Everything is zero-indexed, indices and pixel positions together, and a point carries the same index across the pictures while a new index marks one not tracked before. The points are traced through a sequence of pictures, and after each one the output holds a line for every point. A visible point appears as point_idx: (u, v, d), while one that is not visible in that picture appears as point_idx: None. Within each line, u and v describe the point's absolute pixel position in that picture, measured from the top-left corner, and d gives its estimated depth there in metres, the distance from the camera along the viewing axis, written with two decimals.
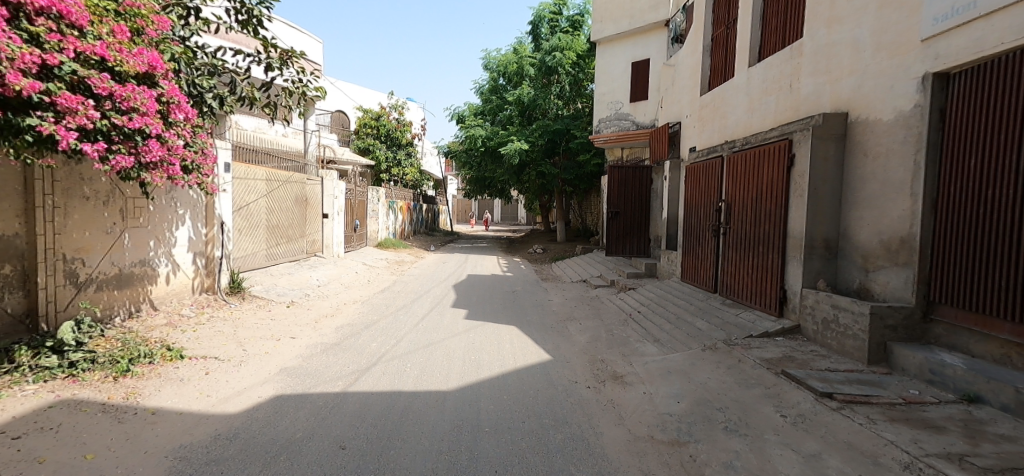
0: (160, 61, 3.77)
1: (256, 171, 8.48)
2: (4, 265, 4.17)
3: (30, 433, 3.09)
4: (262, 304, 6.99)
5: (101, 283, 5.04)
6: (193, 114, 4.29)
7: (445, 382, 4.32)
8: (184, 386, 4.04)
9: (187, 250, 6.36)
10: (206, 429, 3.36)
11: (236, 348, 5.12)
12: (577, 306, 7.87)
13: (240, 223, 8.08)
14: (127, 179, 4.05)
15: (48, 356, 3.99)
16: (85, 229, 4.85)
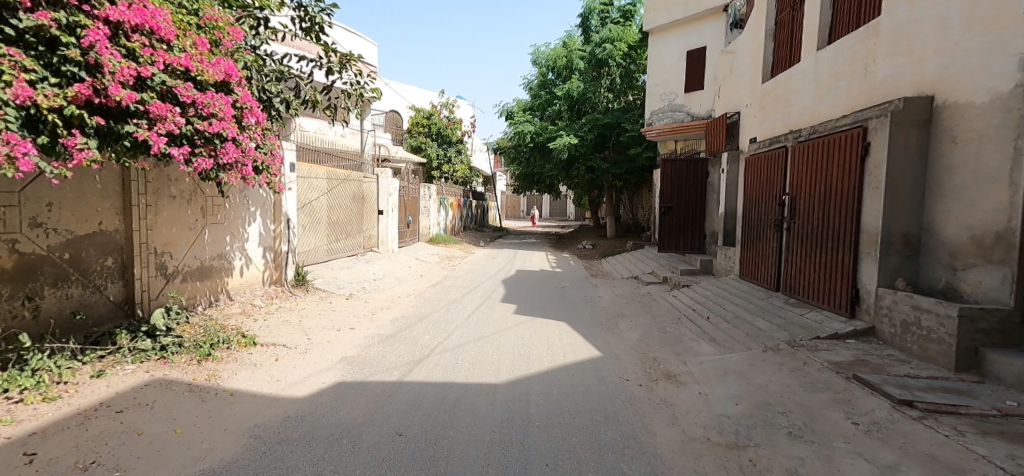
0: (234, 69, 4.06)
1: (317, 171, 8.93)
2: (108, 257, 4.65)
3: (130, 408, 3.45)
4: (324, 296, 7.39)
5: (186, 275, 5.52)
6: (262, 117, 4.59)
7: (496, 376, 4.40)
8: (257, 370, 4.35)
9: (257, 245, 6.81)
10: (277, 411, 3.60)
11: (302, 336, 5.46)
12: (628, 303, 7.73)
13: (304, 219, 8.55)
14: (207, 180, 4.39)
15: (143, 339, 4.42)
16: (171, 225, 5.31)
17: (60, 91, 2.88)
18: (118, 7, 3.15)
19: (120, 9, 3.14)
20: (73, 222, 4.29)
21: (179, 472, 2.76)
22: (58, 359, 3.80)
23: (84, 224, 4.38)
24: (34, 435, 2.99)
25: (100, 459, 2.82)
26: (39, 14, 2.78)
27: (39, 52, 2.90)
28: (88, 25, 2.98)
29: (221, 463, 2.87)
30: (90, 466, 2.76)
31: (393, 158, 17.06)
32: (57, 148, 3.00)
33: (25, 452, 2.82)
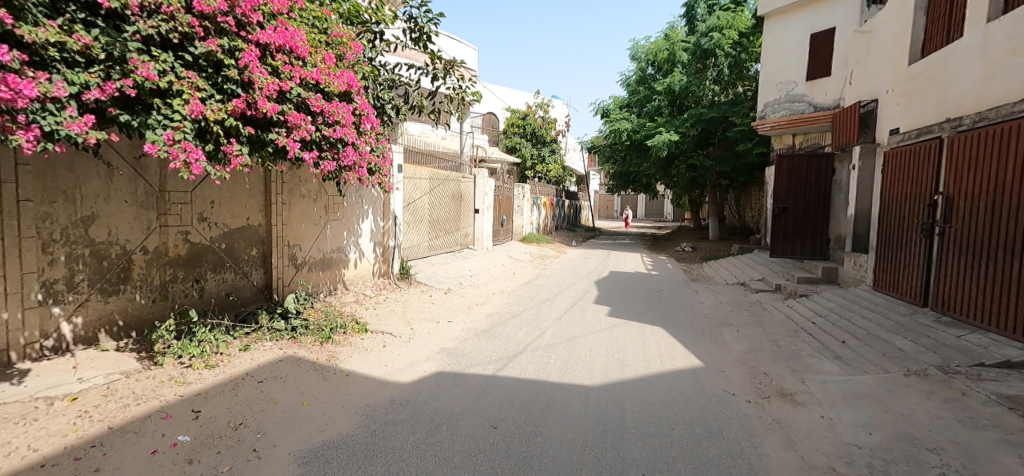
0: (355, 80, 4.46)
1: (421, 171, 9.49)
2: (253, 248, 5.38)
3: (267, 379, 3.96)
4: (425, 290, 7.85)
5: (311, 265, 6.20)
6: (377, 123, 4.99)
7: (589, 378, 4.36)
8: (368, 355, 4.75)
9: (369, 240, 7.42)
10: (384, 393, 3.91)
11: (406, 326, 5.86)
12: (734, 311, 7.21)
13: (408, 217, 9.15)
14: (330, 181, 4.87)
15: (278, 320, 5.03)
16: (301, 221, 5.98)
17: (222, 106, 3.37)
18: (266, 31, 3.60)
19: (267, 32, 3.58)
20: (227, 217, 5.00)
21: (304, 440, 3.11)
22: (217, 333, 4.45)
23: (237, 219, 5.11)
24: (198, 395, 3.55)
25: (246, 422, 3.28)
26: (209, 41, 3.27)
27: (207, 73, 3.40)
28: (243, 48, 3.45)
29: (339, 436, 3.20)
30: (238, 426, 3.22)
31: (489, 159, 17.58)
32: (218, 154, 3.51)
33: (192, 409, 3.36)
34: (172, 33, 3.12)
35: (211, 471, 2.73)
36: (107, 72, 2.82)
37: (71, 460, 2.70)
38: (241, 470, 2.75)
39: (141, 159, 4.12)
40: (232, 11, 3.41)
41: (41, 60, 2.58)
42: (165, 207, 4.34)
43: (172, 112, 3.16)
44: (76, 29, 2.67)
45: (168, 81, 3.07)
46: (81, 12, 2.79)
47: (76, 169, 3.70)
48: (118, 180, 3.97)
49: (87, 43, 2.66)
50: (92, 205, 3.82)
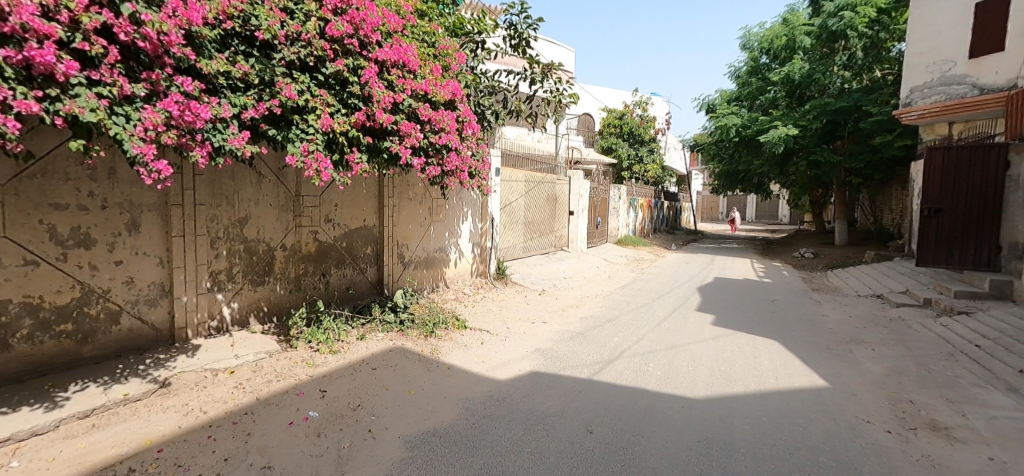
0: (458, 89, 4.70)
1: (517, 174, 9.70)
2: (368, 247, 5.91)
3: (380, 367, 4.33)
4: (520, 290, 8.02)
5: (416, 264, 6.65)
6: (477, 128, 5.21)
7: (692, 389, 4.16)
8: (468, 351, 4.99)
9: (468, 241, 7.76)
10: (483, 388, 4.09)
11: (502, 325, 6.05)
12: (866, 326, 6.40)
13: (505, 219, 9.41)
14: (436, 185, 5.17)
15: (388, 313, 5.47)
16: (408, 222, 6.44)
17: (347, 119, 3.75)
18: (383, 48, 3.93)
19: (384, 50, 3.92)
20: (348, 219, 5.55)
21: (411, 426, 3.36)
22: (339, 322, 4.97)
23: (355, 220, 5.66)
24: (324, 377, 4.00)
25: (362, 404, 3.62)
26: (337, 62, 3.65)
27: (335, 90, 3.79)
28: (364, 66, 3.80)
29: (442, 425, 3.40)
30: (356, 407, 3.57)
31: (584, 160, 17.30)
32: (342, 162, 3.92)
33: (319, 389, 3.79)
34: (309, 57, 3.54)
35: (335, 445, 3.06)
36: (259, 94, 3.29)
37: (229, 424, 3.20)
38: (360, 448, 3.05)
39: (282, 169, 4.74)
40: (356, 33, 3.77)
41: (213, 88, 3.07)
42: (299, 210, 4.94)
43: (308, 126, 3.58)
44: (238, 59, 3.13)
45: (305, 100, 3.49)
46: (241, 44, 3.27)
47: (236, 178, 4.34)
48: (265, 187, 4.61)
49: (246, 71, 3.13)
50: (246, 208, 4.46)
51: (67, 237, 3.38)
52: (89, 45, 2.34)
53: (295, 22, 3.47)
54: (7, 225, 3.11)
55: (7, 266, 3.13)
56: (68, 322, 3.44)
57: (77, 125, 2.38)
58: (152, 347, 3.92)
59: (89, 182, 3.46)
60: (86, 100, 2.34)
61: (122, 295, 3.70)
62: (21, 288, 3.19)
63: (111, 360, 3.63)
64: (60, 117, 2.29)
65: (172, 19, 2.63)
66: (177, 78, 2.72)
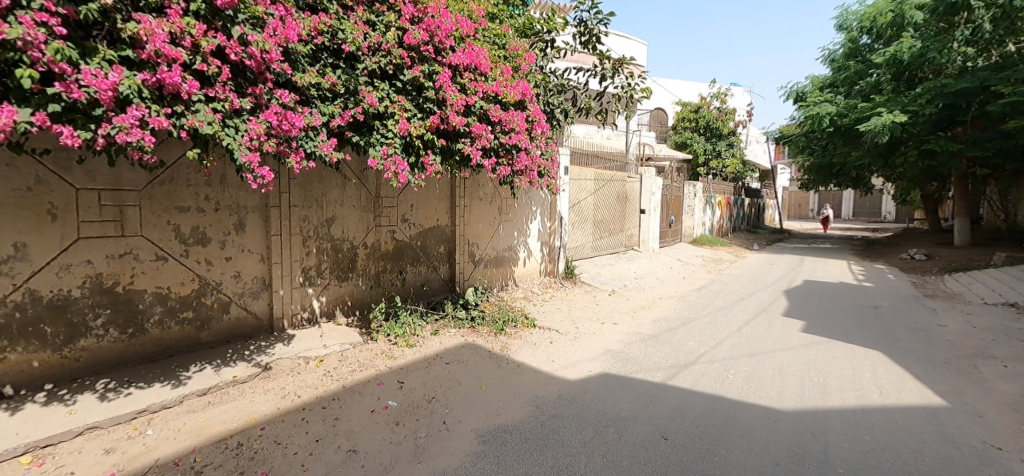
0: (528, 89, 4.72)
1: (586, 172, 9.59)
2: (441, 246, 6.12)
3: (453, 362, 4.48)
4: (589, 290, 7.92)
5: (486, 262, 6.79)
6: (547, 127, 5.19)
7: (779, 400, 3.90)
8: (537, 349, 5.02)
9: (537, 240, 7.79)
10: (553, 387, 4.10)
11: (571, 325, 6.01)
12: (993, 339, 5.63)
13: (573, 218, 9.35)
14: (506, 185, 5.24)
15: (460, 310, 5.64)
16: (479, 221, 6.60)
17: (422, 123, 3.91)
18: (457, 53, 4.04)
19: (457, 55, 4.02)
20: (422, 219, 5.80)
21: (483, 421, 3.44)
22: (414, 317, 5.20)
23: (429, 220, 5.88)
24: (402, 369, 4.21)
25: (437, 397, 3.77)
26: (413, 69, 3.81)
27: (412, 96, 3.97)
28: (439, 71, 3.93)
29: (512, 422, 3.45)
30: (431, 400, 3.73)
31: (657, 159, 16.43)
32: (418, 164, 4.10)
33: (398, 380, 4.00)
34: (388, 66, 3.74)
35: (412, 435, 3.22)
36: (345, 103, 3.53)
37: (320, 408, 3.47)
38: (435, 438, 3.19)
39: (364, 172, 5.04)
40: (432, 40, 3.91)
41: (306, 99, 3.33)
42: (379, 211, 5.23)
43: (387, 131, 3.78)
44: (326, 71, 3.38)
45: (385, 106, 3.69)
46: (330, 57, 3.53)
47: (324, 181, 4.69)
48: (349, 189, 4.93)
49: (334, 82, 3.37)
50: (333, 209, 4.80)
51: (188, 236, 3.81)
52: (206, 65, 2.64)
53: (377, 33, 3.67)
54: (142, 224, 3.56)
55: (143, 260, 3.58)
56: (189, 311, 3.88)
57: (196, 136, 2.69)
58: (255, 335, 4.34)
59: (205, 186, 3.89)
60: (204, 114, 2.64)
61: (231, 287, 4.13)
62: (154, 280, 3.65)
63: (222, 346, 4.07)
64: (184, 130, 2.61)
65: (273, 38, 2.89)
66: (276, 92, 2.99)
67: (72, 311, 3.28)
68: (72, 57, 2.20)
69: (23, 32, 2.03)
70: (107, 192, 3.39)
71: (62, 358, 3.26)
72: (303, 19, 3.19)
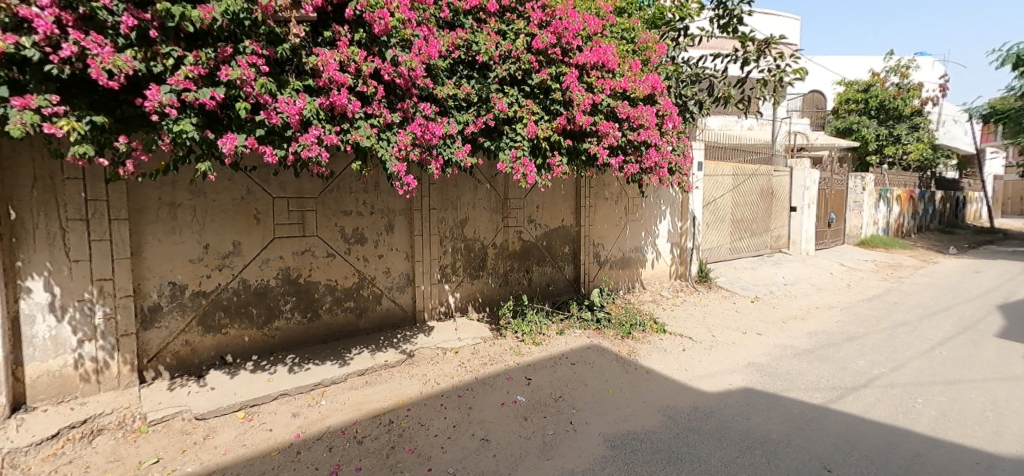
0: (659, 82, 4.47)
1: (723, 167, 8.81)
2: (565, 246, 6.16)
3: (579, 363, 4.47)
4: (727, 295, 7.26)
5: (612, 263, 6.64)
6: (679, 121, 4.86)
7: (988, 442, 3.16)
8: (667, 356, 4.76)
9: (666, 241, 7.39)
10: (687, 398, 3.86)
11: (706, 332, 5.57)
12: None
13: (708, 217, 8.67)
14: (633, 183, 5.05)
15: (585, 311, 5.60)
16: (604, 222, 6.48)
17: (550, 125, 3.98)
18: (584, 52, 4.03)
19: (584, 54, 4.01)
20: (548, 219, 5.90)
21: (611, 425, 3.39)
22: (540, 316, 5.32)
23: (554, 220, 5.97)
24: (529, 366, 4.35)
25: (563, 396, 3.81)
26: (541, 72, 3.90)
27: (540, 99, 4.05)
28: (566, 72, 3.96)
29: (642, 430, 3.34)
30: (558, 398, 3.78)
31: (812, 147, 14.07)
32: (545, 165, 4.18)
33: (525, 376, 4.13)
34: (518, 72, 3.88)
35: (540, 431, 3.31)
36: (478, 110, 3.77)
37: (456, 396, 3.76)
38: (562, 438, 3.23)
39: (493, 175, 5.31)
40: (559, 42, 3.95)
41: (444, 110, 3.62)
42: (507, 212, 5.47)
43: (516, 135, 3.94)
44: (462, 83, 3.65)
45: (514, 111, 3.85)
46: (465, 69, 3.79)
47: (458, 185, 5.05)
48: (480, 192, 5.24)
49: (468, 92, 3.61)
50: (465, 211, 5.14)
51: (350, 236, 4.41)
52: (366, 87, 3.03)
53: (507, 41, 3.84)
54: (317, 226, 4.22)
55: (318, 257, 4.24)
56: (351, 301, 4.49)
57: (358, 149, 3.12)
58: (401, 325, 4.86)
59: (363, 193, 4.45)
60: (364, 130, 3.04)
61: (383, 282, 4.68)
62: (326, 273, 4.30)
63: (375, 333, 4.64)
64: (349, 144, 3.04)
65: (418, 56, 3.21)
66: (420, 105, 3.32)
67: (269, 297, 4.02)
68: (271, 89, 2.69)
69: (240, 72, 2.55)
70: (293, 200, 4.08)
71: (263, 335, 4.02)
72: (442, 36, 3.49)
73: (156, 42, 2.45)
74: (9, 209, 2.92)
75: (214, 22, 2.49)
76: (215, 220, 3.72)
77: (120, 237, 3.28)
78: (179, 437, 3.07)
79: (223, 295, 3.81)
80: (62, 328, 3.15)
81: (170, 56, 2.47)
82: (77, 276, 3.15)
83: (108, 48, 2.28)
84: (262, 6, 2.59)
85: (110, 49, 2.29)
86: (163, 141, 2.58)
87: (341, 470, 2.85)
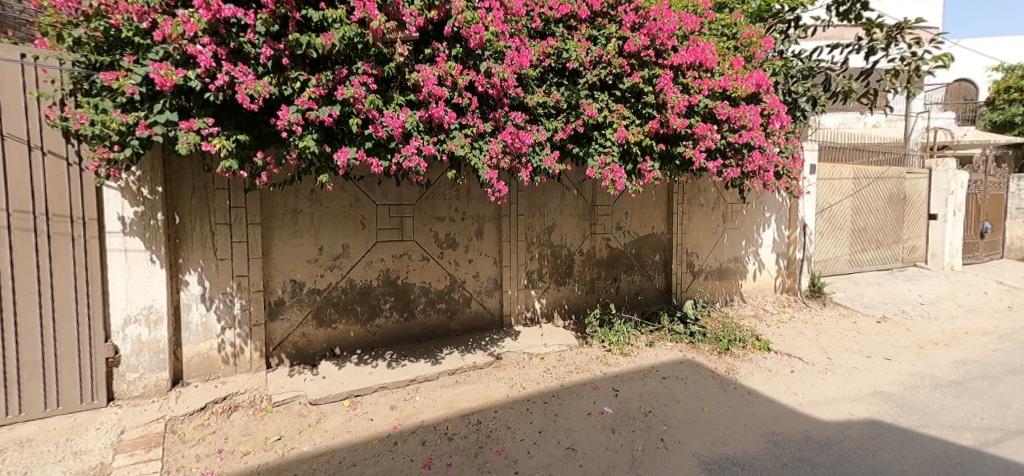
0: (765, 79, 4.12)
1: (842, 170, 7.88)
2: (656, 254, 5.91)
3: (671, 377, 4.25)
4: (846, 313, 6.45)
5: (708, 274, 6.23)
6: (788, 121, 4.44)
7: None
8: (772, 376, 4.35)
9: (771, 251, 6.77)
10: (797, 426, 3.49)
11: (820, 353, 4.99)
12: None
13: (822, 225, 7.80)
14: (733, 188, 4.70)
15: (678, 323, 5.30)
16: (699, 230, 6.11)
17: (641, 129, 3.86)
18: (680, 52, 3.85)
19: (681, 54, 3.83)
20: (637, 226, 5.71)
21: (707, 447, 3.18)
22: (628, 326, 5.15)
23: (645, 228, 5.76)
24: (617, 377, 4.22)
25: (653, 411, 3.65)
26: (633, 76, 3.80)
27: (631, 103, 3.94)
28: (660, 74, 3.80)
29: (744, 456, 3.09)
30: (648, 413, 3.63)
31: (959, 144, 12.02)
32: (635, 171, 4.06)
33: (613, 387, 4.03)
34: (608, 76, 3.83)
35: (629, 445, 3.20)
36: (567, 117, 3.79)
37: (542, 402, 3.77)
38: (652, 455, 3.10)
39: (581, 181, 5.28)
40: (653, 43, 3.82)
41: (534, 117, 3.70)
42: (595, 219, 5.40)
43: (605, 140, 3.89)
44: (551, 90, 3.70)
45: (604, 116, 3.81)
46: (555, 76, 3.83)
47: (546, 192, 5.09)
48: (568, 198, 5.23)
49: (558, 99, 3.66)
50: (553, 218, 5.16)
51: (443, 240, 4.65)
52: (461, 99, 3.20)
53: (598, 47, 3.81)
54: (414, 231, 4.51)
55: (414, 260, 4.52)
56: (443, 302, 4.72)
57: (452, 158, 3.30)
58: (489, 328, 5.00)
59: (456, 200, 4.68)
60: (459, 140, 3.21)
61: (473, 285, 4.86)
62: (421, 276, 4.57)
63: (465, 334, 4.82)
64: (444, 154, 3.22)
65: (510, 67, 3.32)
66: (511, 114, 3.42)
67: (372, 296, 4.37)
68: (378, 105, 2.94)
69: (353, 91, 2.83)
70: (394, 207, 4.40)
71: (366, 331, 4.38)
72: (534, 46, 3.57)
73: (287, 68, 2.80)
74: (175, 214, 3.52)
75: (333, 47, 2.79)
76: (328, 225, 4.14)
77: (254, 239, 3.79)
78: (296, 418, 3.45)
79: (334, 293, 4.21)
80: (210, 316, 3.70)
81: (297, 80, 2.81)
82: (222, 272, 3.69)
83: (251, 76, 2.66)
84: (373, 30, 2.84)
85: (252, 77, 2.67)
86: (290, 155, 2.95)
87: (433, 464, 3.00)
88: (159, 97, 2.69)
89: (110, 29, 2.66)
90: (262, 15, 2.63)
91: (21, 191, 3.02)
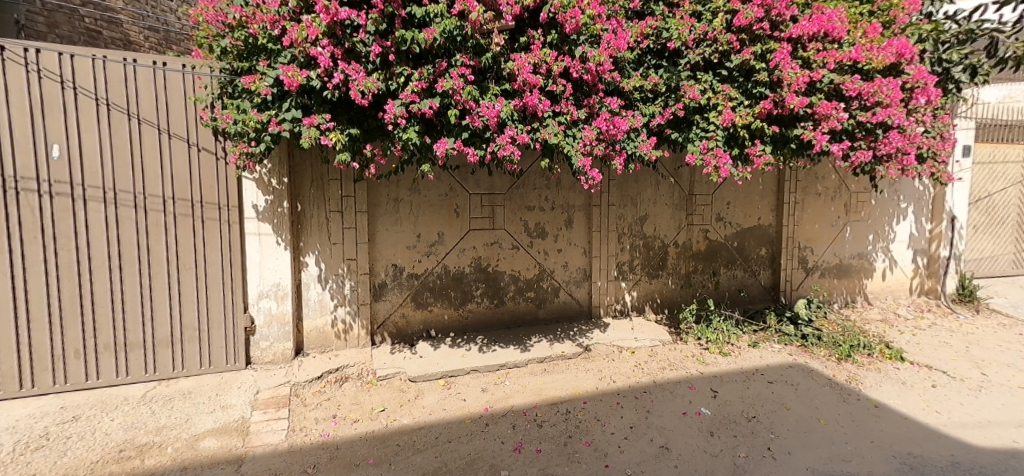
0: (909, 47, 3.54)
1: (1007, 151, 6.60)
2: (762, 248, 5.45)
3: (779, 382, 3.91)
4: (1006, 323, 5.44)
5: (824, 271, 5.61)
6: (936, 95, 3.81)
7: None
8: (906, 390, 3.81)
9: (906, 247, 5.91)
10: (938, 449, 3.03)
11: (970, 368, 4.27)
12: None
13: (976, 218, 6.63)
14: (862, 173, 4.15)
15: (788, 324, 4.85)
16: (815, 222, 5.50)
17: (750, 110, 3.54)
18: (800, 23, 3.44)
19: (802, 24, 3.42)
20: (741, 217, 5.30)
21: (822, 462, 2.89)
22: (729, 324, 4.81)
23: (750, 219, 5.33)
24: (716, 377, 3.98)
25: (758, 417, 3.39)
26: (742, 52, 3.47)
27: (739, 83, 3.63)
28: (775, 48, 3.44)
29: None
30: (752, 418, 3.37)
31: None
32: (742, 156, 3.75)
33: (711, 388, 3.80)
34: (714, 54, 3.55)
35: (730, 451, 3.01)
36: (666, 101, 3.61)
37: (633, 397, 3.67)
38: (757, 463, 2.89)
39: (679, 169, 5.00)
40: (767, 15, 3.46)
41: (630, 102, 3.57)
42: (692, 209, 5.10)
43: (708, 124, 3.65)
44: (649, 73, 3.53)
45: (707, 98, 3.56)
46: (653, 58, 3.66)
47: (639, 181, 4.91)
48: (663, 188, 4.99)
49: (656, 82, 3.48)
50: (646, 208, 4.97)
51: (533, 229, 4.68)
52: (555, 86, 3.18)
53: (702, 23, 3.55)
54: (505, 220, 4.59)
55: (505, 248, 4.61)
56: (532, 291, 4.77)
57: (546, 147, 3.31)
58: (578, 318, 4.96)
59: (547, 189, 4.67)
60: (552, 127, 3.20)
61: (563, 275, 4.85)
62: (511, 264, 4.66)
63: (554, 323, 4.83)
64: (538, 142, 3.24)
65: (607, 50, 3.22)
66: (606, 100, 3.33)
67: (465, 282, 4.54)
68: (475, 96, 3.02)
69: (452, 83, 2.93)
70: (486, 196, 4.51)
71: (459, 316, 4.56)
72: (631, 28, 3.44)
73: (393, 64, 2.96)
74: (296, 202, 3.92)
75: (434, 41, 2.90)
76: (426, 214, 4.36)
77: (362, 226, 4.11)
78: (397, 393, 3.71)
79: (430, 277, 4.44)
80: (325, 295, 4.09)
81: (402, 74, 2.96)
82: (335, 255, 4.06)
83: (362, 73, 2.86)
84: (471, 22, 2.90)
85: (363, 74, 2.87)
86: (395, 147, 3.14)
87: (524, 448, 3.06)
88: (287, 97, 3.01)
89: (249, 37, 3.02)
90: (372, 15, 2.80)
91: (182, 181, 3.55)
